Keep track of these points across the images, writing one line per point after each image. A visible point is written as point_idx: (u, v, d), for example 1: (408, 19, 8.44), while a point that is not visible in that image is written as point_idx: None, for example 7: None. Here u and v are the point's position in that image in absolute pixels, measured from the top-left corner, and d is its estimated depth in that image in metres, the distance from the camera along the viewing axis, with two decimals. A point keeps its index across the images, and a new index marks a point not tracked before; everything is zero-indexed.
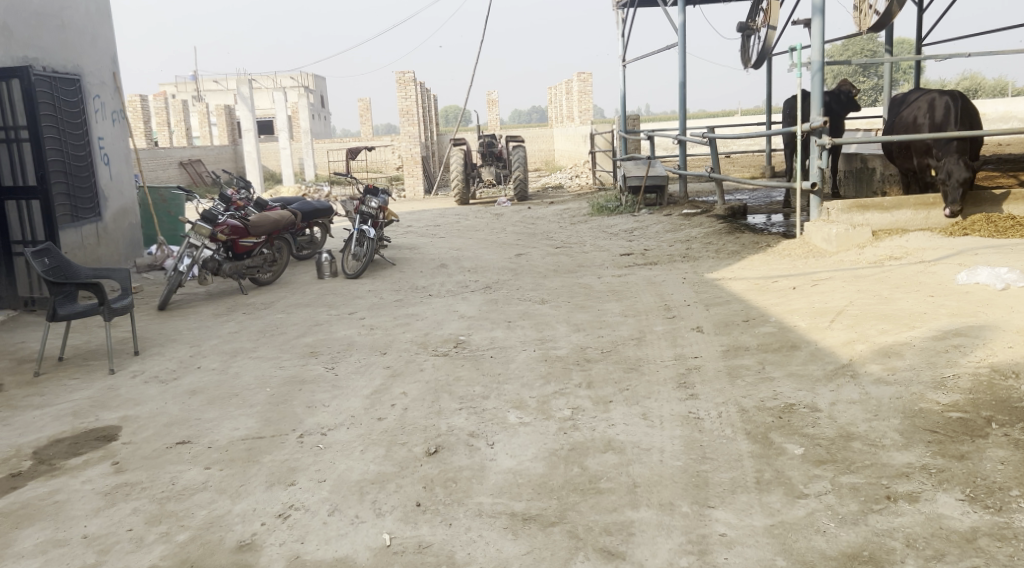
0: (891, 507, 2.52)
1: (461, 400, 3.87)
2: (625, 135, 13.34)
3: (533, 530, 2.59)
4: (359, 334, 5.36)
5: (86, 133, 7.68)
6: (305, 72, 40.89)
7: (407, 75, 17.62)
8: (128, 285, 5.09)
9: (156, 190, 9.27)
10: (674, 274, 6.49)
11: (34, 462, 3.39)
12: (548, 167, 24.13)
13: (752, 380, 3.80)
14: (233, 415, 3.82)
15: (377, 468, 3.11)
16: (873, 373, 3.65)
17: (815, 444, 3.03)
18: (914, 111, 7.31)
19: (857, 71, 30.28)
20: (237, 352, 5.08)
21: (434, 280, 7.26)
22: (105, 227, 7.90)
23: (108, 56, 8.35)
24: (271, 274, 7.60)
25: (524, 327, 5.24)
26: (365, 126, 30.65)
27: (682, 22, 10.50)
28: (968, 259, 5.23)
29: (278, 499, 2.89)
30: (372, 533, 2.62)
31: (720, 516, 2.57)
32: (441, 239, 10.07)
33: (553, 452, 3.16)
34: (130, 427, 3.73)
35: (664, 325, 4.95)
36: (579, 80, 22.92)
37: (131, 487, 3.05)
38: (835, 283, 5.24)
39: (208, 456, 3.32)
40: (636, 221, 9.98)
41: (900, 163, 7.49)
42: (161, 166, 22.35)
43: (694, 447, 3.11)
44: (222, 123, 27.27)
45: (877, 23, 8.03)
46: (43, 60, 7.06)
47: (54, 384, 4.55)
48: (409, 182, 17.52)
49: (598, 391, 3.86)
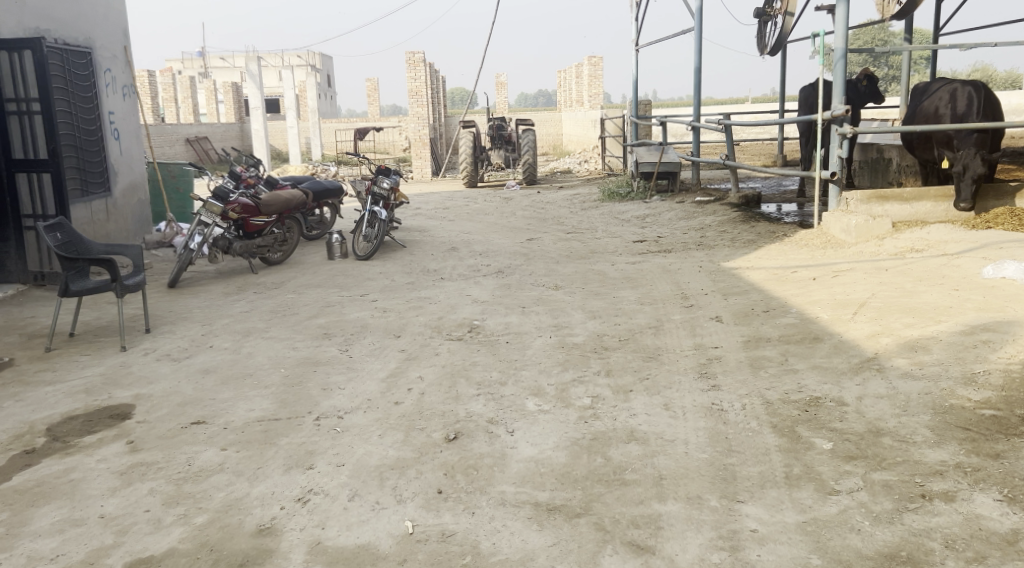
0: (926, 506, 2.47)
1: (479, 386, 3.81)
2: (637, 120, 13.22)
3: (559, 521, 2.53)
4: (372, 316, 5.30)
5: (97, 107, 7.60)
6: (313, 51, 40.62)
7: (417, 56, 17.50)
8: (140, 262, 5.03)
9: (165, 166, 9.21)
10: (690, 263, 6.42)
11: (47, 439, 3.34)
12: (556, 152, 23.96)
13: (775, 371, 3.74)
14: (248, 396, 3.77)
15: (396, 453, 3.06)
16: (900, 367, 3.59)
17: (844, 439, 2.97)
18: (935, 100, 7.20)
19: (869, 61, 30.04)
20: (250, 332, 5.02)
21: (446, 263, 7.19)
22: (114, 202, 7.83)
23: (120, 29, 8.26)
24: (281, 254, 7.53)
25: (539, 313, 5.17)
26: (372, 106, 30.50)
27: (699, 7, 10.37)
28: (992, 253, 5.15)
29: (297, 483, 2.84)
30: (394, 520, 2.57)
31: (750, 512, 2.52)
32: (451, 222, 10.01)
33: (575, 441, 3.10)
34: (144, 406, 3.68)
35: (682, 314, 4.88)
36: (589, 65, 22.78)
37: (147, 467, 3.01)
38: (856, 275, 5.17)
39: (224, 437, 3.27)
40: (649, 208, 9.87)
41: (919, 153, 7.38)
42: (167, 143, 22.25)
43: (719, 440, 3.05)
44: (229, 100, 27.15)
45: (901, 12, 7.92)
46: (56, 32, 6.97)
47: (66, 360, 4.50)
48: (417, 163, 17.39)
49: (618, 379, 3.80)
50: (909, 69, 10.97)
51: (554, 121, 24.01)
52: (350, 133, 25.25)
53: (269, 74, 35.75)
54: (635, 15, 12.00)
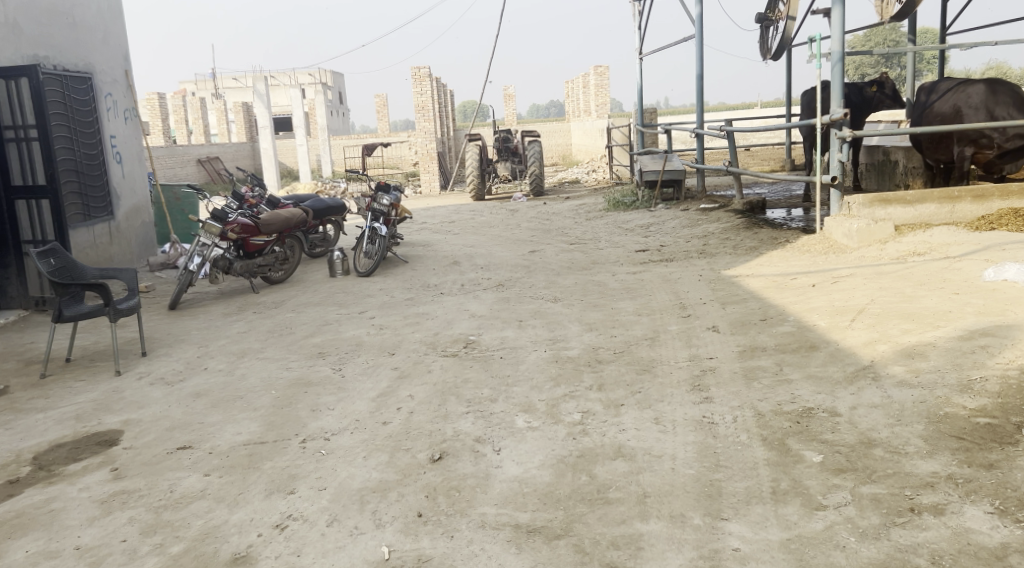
0: (915, 521, 2.40)
1: (468, 403, 3.77)
2: (642, 127, 13.17)
3: (538, 543, 2.49)
4: (368, 334, 5.27)
5: (98, 132, 7.65)
6: (324, 69, 40.86)
7: (422, 70, 17.33)
8: (135, 286, 5.03)
9: (169, 188, 9.24)
10: (690, 271, 6.36)
11: (32, 468, 3.33)
12: (565, 161, 23.93)
13: (769, 382, 3.67)
14: (237, 419, 3.75)
15: (379, 475, 3.01)
16: (896, 375, 3.52)
17: (835, 451, 2.90)
18: (951, 101, 6.98)
19: (880, 63, 29.84)
20: (245, 353, 5.00)
21: (446, 277, 7.16)
22: (117, 226, 7.87)
23: (120, 53, 8.33)
24: (283, 273, 7.52)
25: (536, 326, 5.13)
26: (382, 122, 30.65)
27: (700, 14, 10.34)
28: (995, 255, 5.06)
29: (277, 509, 2.80)
30: (371, 545, 2.54)
31: (734, 530, 2.46)
32: (455, 235, 9.98)
33: (561, 459, 3.05)
34: (132, 432, 3.66)
35: (679, 325, 4.82)
36: (595, 74, 22.75)
37: (129, 495, 2.98)
38: (856, 281, 5.09)
39: (208, 462, 3.24)
40: (652, 216, 9.81)
41: (938, 153, 7.09)
42: (178, 164, 22.41)
43: (707, 454, 2.99)
44: (239, 120, 27.34)
45: (900, 12, 7.85)
46: (54, 59, 7.03)
47: (60, 386, 4.50)
48: (425, 178, 17.41)
49: (609, 394, 3.74)
50: (915, 68, 10.85)
51: (562, 131, 24.01)
52: (358, 149, 25.34)
53: (279, 93, 35.99)
54: (637, 23, 11.96)
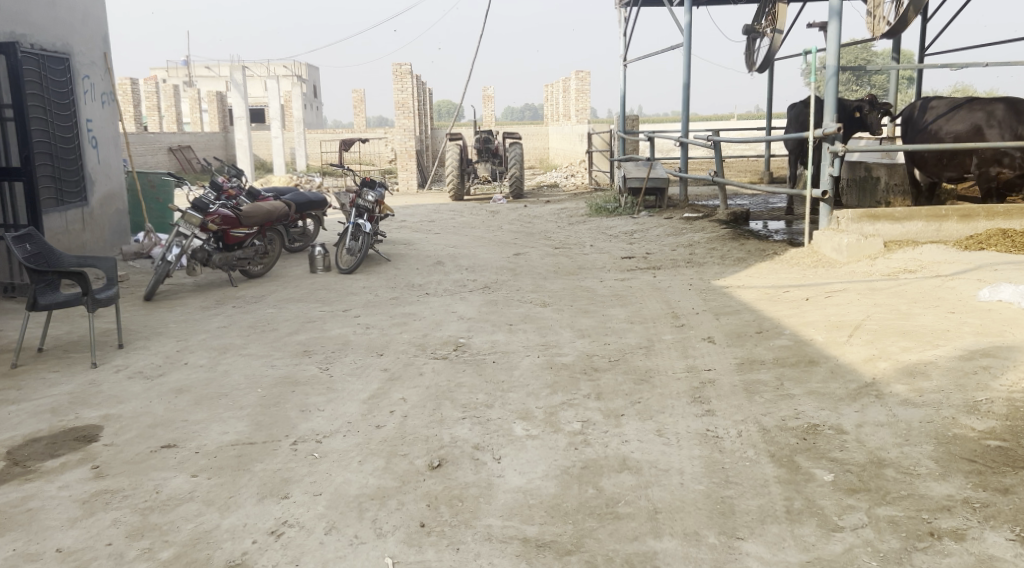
0: (937, 546, 2.35)
1: (463, 408, 3.66)
2: (625, 134, 13.15)
3: (549, 558, 2.40)
4: (354, 333, 5.14)
5: (74, 115, 7.42)
6: (299, 61, 40.33)
7: (404, 67, 17.48)
8: (114, 276, 4.86)
9: (145, 175, 9.01)
10: (680, 280, 6.31)
11: (7, 463, 3.17)
12: (542, 165, 23.86)
13: (770, 397, 3.61)
14: (222, 418, 3.60)
15: (376, 482, 2.90)
16: (899, 394, 3.48)
17: (846, 470, 2.85)
18: (968, 120, 6.97)
19: (852, 80, 30.24)
20: (227, 349, 4.85)
21: (431, 278, 7.03)
22: (90, 212, 7.63)
23: (100, 35, 8.09)
24: (262, 267, 7.34)
25: (526, 331, 5.03)
26: (358, 118, 30.36)
27: (688, 23, 10.33)
28: (987, 275, 5.08)
29: (271, 514, 2.68)
30: (373, 556, 2.44)
31: (751, 550, 2.40)
32: (436, 235, 9.87)
33: (565, 469, 2.96)
34: (112, 428, 3.50)
35: (673, 334, 4.75)
36: (575, 79, 22.66)
37: (111, 495, 2.84)
38: (849, 296, 5.07)
39: (196, 462, 3.10)
40: (636, 223, 9.77)
41: (946, 170, 7.08)
42: (149, 152, 21.95)
43: (716, 470, 2.92)
44: (213, 110, 26.89)
45: (890, 31, 7.83)
46: (32, 37, 6.81)
47: (32, 377, 4.31)
48: (404, 175, 17.20)
49: (608, 404, 3.66)
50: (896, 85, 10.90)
51: (541, 134, 23.98)
52: (335, 145, 25.06)
53: (254, 84, 35.50)
54: (623, 29, 11.96)
